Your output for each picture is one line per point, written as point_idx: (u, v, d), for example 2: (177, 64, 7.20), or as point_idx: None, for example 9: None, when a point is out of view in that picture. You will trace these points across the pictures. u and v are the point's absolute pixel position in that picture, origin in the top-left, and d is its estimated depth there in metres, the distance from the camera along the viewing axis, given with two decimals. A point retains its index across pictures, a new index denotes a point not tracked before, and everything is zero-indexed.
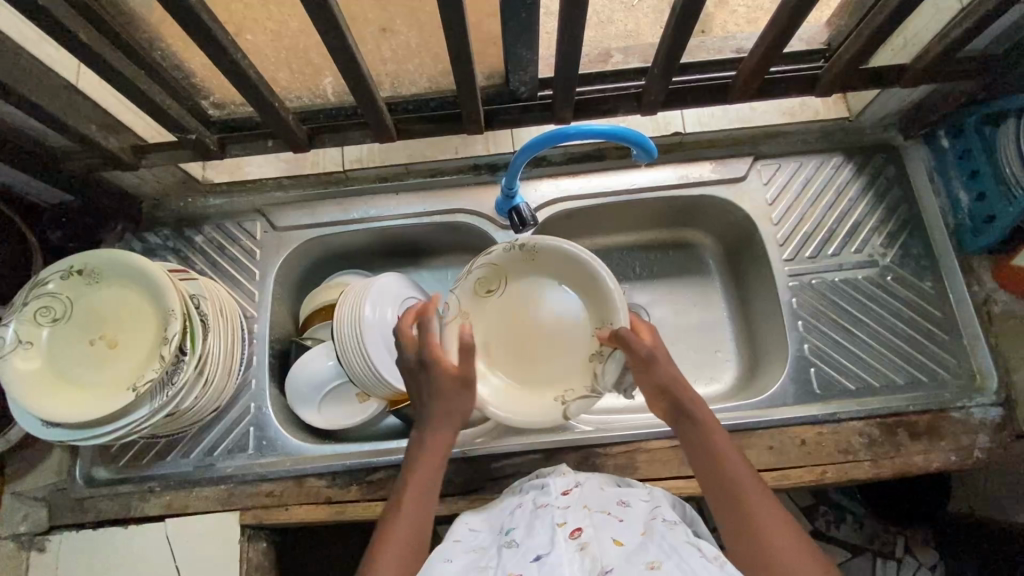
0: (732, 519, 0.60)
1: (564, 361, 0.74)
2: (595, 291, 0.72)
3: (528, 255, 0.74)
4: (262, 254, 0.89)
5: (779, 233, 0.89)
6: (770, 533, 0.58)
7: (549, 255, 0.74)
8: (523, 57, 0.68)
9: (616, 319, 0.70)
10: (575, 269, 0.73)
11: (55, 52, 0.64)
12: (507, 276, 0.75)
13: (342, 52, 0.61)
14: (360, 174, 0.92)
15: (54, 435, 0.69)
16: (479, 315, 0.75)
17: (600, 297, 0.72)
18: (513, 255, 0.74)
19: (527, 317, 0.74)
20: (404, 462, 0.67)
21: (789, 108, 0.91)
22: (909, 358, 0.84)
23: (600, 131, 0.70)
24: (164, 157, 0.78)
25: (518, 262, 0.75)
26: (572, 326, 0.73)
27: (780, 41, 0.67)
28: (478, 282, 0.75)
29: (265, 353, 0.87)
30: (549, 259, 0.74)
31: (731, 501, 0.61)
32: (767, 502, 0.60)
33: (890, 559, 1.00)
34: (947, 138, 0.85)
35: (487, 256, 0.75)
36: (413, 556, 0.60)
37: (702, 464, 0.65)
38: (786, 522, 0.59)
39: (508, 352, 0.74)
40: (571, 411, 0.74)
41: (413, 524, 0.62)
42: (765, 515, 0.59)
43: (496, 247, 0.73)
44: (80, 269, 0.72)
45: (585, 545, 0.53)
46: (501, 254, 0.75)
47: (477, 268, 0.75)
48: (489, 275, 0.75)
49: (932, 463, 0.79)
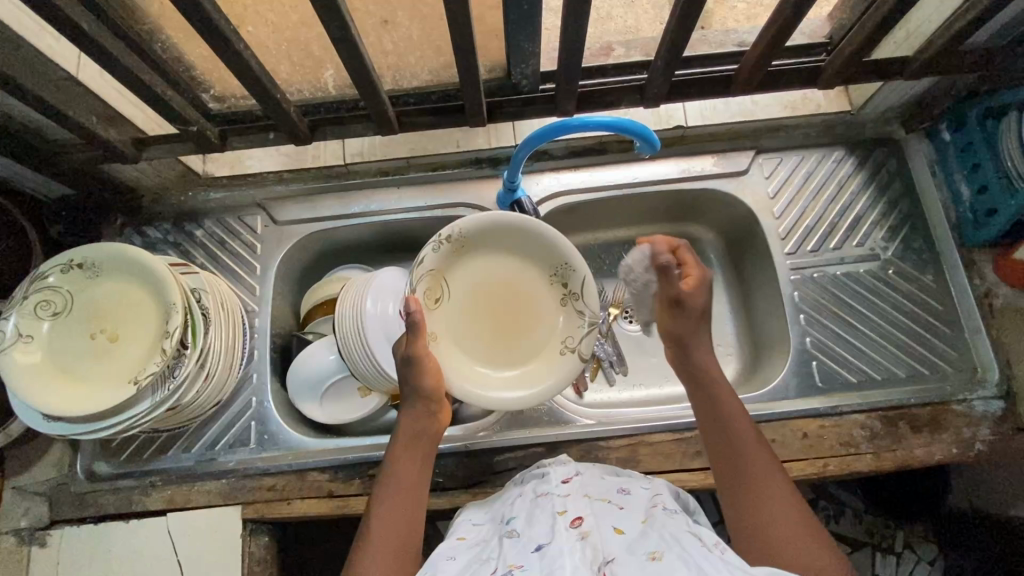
0: (739, 505, 0.60)
1: (542, 321, 0.76)
2: (532, 245, 0.74)
3: (456, 247, 0.73)
4: (262, 249, 0.89)
5: (781, 227, 0.89)
6: (780, 527, 0.57)
7: (474, 237, 0.73)
8: (525, 50, 0.68)
9: (564, 256, 0.73)
10: (507, 236, 0.74)
11: (57, 44, 0.63)
12: (446, 275, 0.73)
13: (346, 42, 0.61)
14: (361, 168, 0.92)
15: (55, 430, 0.68)
16: (446, 321, 0.74)
17: (538, 245, 0.74)
18: (442, 253, 0.72)
19: (493, 295, 0.76)
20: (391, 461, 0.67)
21: (790, 101, 0.90)
22: (911, 352, 0.84)
23: (606, 123, 0.70)
24: (165, 150, 0.77)
25: (451, 257, 0.73)
26: (526, 287, 0.76)
27: (783, 34, 0.67)
28: (424, 294, 0.72)
29: (267, 348, 0.87)
30: (475, 240, 0.74)
31: (742, 491, 0.60)
32: (777, 491, 0.60)
33: (889, 553, 1.00)
34: (948, 130, 0.84)
35: (421, 268, 0.71)
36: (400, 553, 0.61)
37: (717, 449, 0.64)
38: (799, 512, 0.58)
39: (490, 340, 0.75)
40: (585, 350, 0.73)
41: (402, 531, 0.62)
42: (773, 502, 0.59)
43: (426, 253, 0.70)
44: (81, 263, 0.72)
45: (587, 534, 0.52)
46: (433, 258, 0.72)
47: (418, 282, 0.71)
48: (432, 280, 0.72)
49: (934, 456, 0.79)
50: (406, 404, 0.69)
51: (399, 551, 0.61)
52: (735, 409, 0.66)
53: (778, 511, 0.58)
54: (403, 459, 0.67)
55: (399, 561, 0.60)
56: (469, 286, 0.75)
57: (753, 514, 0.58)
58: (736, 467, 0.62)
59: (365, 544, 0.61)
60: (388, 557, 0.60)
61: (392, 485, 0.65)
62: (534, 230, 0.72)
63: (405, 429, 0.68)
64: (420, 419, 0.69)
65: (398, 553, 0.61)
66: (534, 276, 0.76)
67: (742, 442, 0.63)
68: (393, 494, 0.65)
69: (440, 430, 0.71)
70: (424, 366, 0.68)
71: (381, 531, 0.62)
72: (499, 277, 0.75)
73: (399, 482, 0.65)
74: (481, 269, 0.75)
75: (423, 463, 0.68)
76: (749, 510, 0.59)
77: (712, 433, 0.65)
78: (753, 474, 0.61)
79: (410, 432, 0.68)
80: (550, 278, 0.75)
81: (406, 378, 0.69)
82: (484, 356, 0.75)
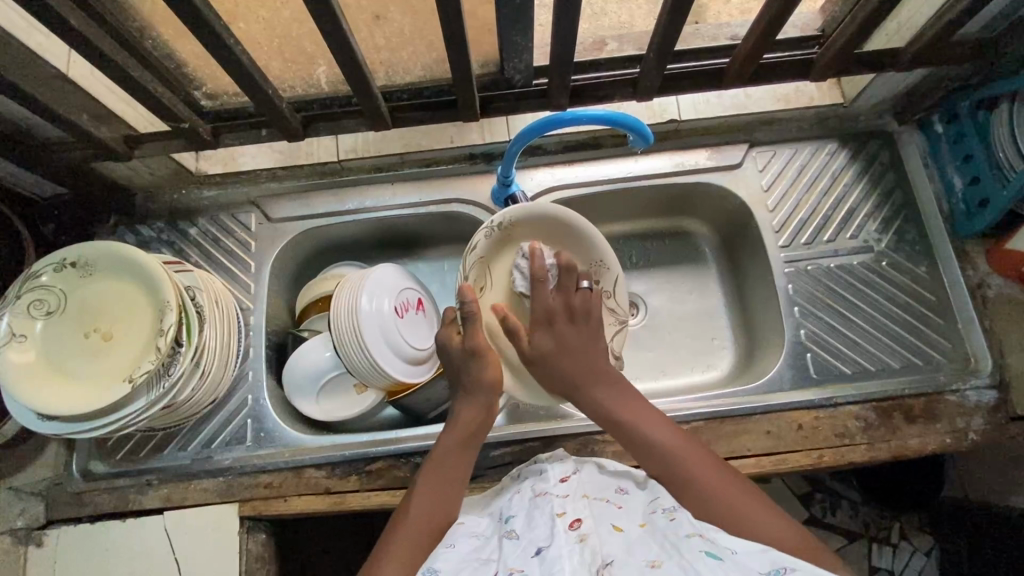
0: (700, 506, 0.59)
1: None
2: (574, 238, 0.76)
3: (507, 235, 0.75)
4: (257, 246, 0.89)
5: (775, 219, 0.89)
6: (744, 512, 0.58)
7: (524, 226, 0.75)
8: (518, 44, 0.68)
9: (599, 253, 0.76)
10: (557, 229, 0.76)
11: (46, 40, 0.63)
12: (496, 264, 0.76)
13: (336, 36, 0.60)
14: (355, 165, 0.92)
15: (50, 429, 0.68)
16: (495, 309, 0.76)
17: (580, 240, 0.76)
18: (493, 241, 0.75)
19: None
20: (437, 448, 0.67)
21: (783, 94, 0.90)
22: (905, 343, 0.84)
23: (599, 116, 0.70)
24: (157, 147, 0.77)
25: (501, 246, 0.76)
26: None
27: (772, 29, 0.67)
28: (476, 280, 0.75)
29: (262, 345, 0.87)
30: (525, 228, 0.76)
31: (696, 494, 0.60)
32: (725, 480, 0.61)
33: (885, 544, 1.01)
34: (941, 123, 0.86)
35: (473, 253, 0.74)
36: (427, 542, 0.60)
37: (655, 463, 0.63)
38: (757, 496, 0.60)
39: None
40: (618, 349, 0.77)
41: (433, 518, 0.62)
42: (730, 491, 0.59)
43: (478, 237, 0.73)
44: (73, 261, 0.71)
45: (586, 537, 0.52)
46: (485, 244, 0.74)
47: (469, 269, 0.74)
48: (481, 267, 0.75)
49: (927, 446, 0.79)
50: (461, 395, 0.70)
51: (430, 539, 0.61)
52: (647, 416, 0.67)
53: (741, 507, 0.58)
54: (448, 449, 0.67)
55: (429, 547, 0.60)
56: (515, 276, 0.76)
57: (716, 513, 0.58)
58: (679, 478, 0.61)
59: (400, 525, 0.61)
60: (419, 543, 0.60)
61: (438, 473, 0.65)
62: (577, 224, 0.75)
63: (462, 419, 0.68)
64: (473, 415, 0.68)
65: (430, 542, 0.60)
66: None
67: (667, 447, 0.63)
68: (437, 480, 0.65)
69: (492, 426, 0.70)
70: (487, 357, 0.69)
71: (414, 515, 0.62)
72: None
73: (441, 470, 0.65)
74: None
75: (467, 455, 0.67)
76: (710, 510, 0.58)
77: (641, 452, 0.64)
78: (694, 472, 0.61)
79: (465, 424, 0.68)
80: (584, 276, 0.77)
81: (466, 370, 0.70)
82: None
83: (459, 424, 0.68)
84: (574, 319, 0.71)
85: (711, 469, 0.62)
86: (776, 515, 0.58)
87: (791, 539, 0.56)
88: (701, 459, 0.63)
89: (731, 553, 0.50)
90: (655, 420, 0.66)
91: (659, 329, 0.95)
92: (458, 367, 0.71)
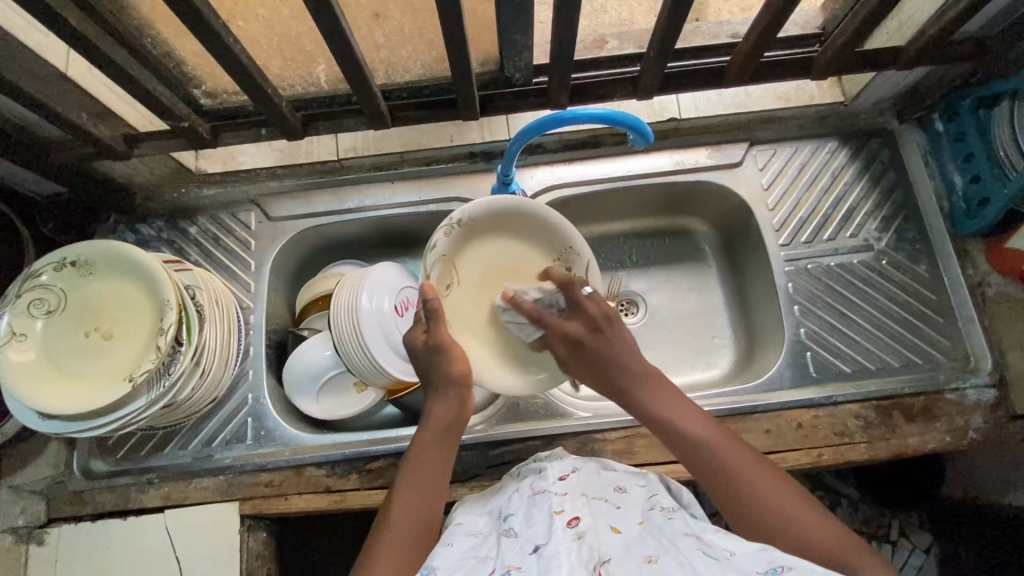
0: (734, 500, 0.60)
1: None
2: (539, 228, 0.74)
3: (466, 230, 0.72)
4: (257, 245, 0.89)
5: (775, 217, 0.89)
6: (780, 507, 0.58)
7: (483, 218, 0.73)
8: (518, 43, 0.67)
9: (565, 238, 0.74)
10: (517, 220, 0.74)
11: (45, 39, 0.63)
12: (457, 261, 0.73)
13: (336, 35, 0.60)
14: (355, 164, 0.92)
15: (50, 428, 0.68)
16: (460, 307, 0.74)
17: (541, 228, 0.74)
18: (454, 237, 0.72)
19: (502, 280, 0.74)
20: (414, 446, 0.67)
21: (784, 92, 0.90)
22: (905, 342, 0.84)
23: (597, 115, 0.70)
24: (156, 146, 0.77)
25: (462, 242, 0.73)
26: (530, 269, 0.75)
27: (771, 29, 0.68)
28: (440, 279, 0.72)
29: (261, 344, 0.87)
30: (485, 222, 0.73)
31: (731, 487, 0.60)
32: (761, 473, 0.61)
33: (884, 542, 1.01)
34: (941, 121, 0.86)
35: (434, 252, 0.71)
36: (416, 542, 0.61)
37: (690, 455, 0.63)
38: (795, 495, 0.59)
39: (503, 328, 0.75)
40: None
41: (418, 518, 0.62)
42: (765, 493, 0.59)
43: (437, 235, 0.70)
44: (73, 261, 0.71)
45: (584, 535, 0.52)
46: (445, 243, 0.71)
47: (432, 268, 0.71)
48: (444, 265, 0.72)
49: (927, 445, 0.79)
50: (434, 392, 0.69)
51: (418, 538, 0.61)
52: (685, 408, 0.66)
53: (777, 501, 0.58)
54: (425, 447, 0.67)
55: (418, 546, 0.61)
56: (480, 271, 0.74)
57: (753, 508, 0.58)
58: (713, 473, 0.62)
59: (386, 528, 0.61)
60: (406, 542, 0.60)
61: (418, 471, 0.65)
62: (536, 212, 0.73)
63: (436, 416, 0.68)
64: (447, 411, 0.69)
65: (417, 540, 0.61)
66: (539, 260, 0.75)
67: (705, 439, 0.63)
68: (417, 479, 0.65)
69: (465, 420, 0.71)
70: (452, 351, 0.68)
71: (399, 517, 0.62)
72: (507, 262, 0.75)
73: (422, 468, 0.65)
74: (489, 253, 0.74)
75: (445, 450, 0.67)
76: (747, 505, 0.59)
77: (677, 442, 0.64)
78: (728, 464, 0.61)
79: (439, 420, 0.68)
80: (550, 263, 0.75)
81: (434, 368, 0.69)
82: (490, 350, 0.74)
83: (436, 421, 0.68)
84: (602, 330, 0.70)
85: (747, 463, 0.61)
86: (811, 510, 0.58)
87: (826, 535, 0.56)
88: (741, 457, 0.62)
89: (728, 552, 0.50)
90: (693, 411, 0.66)
91: (659, 327, 0.95)
92: (427, 367, 0.70)
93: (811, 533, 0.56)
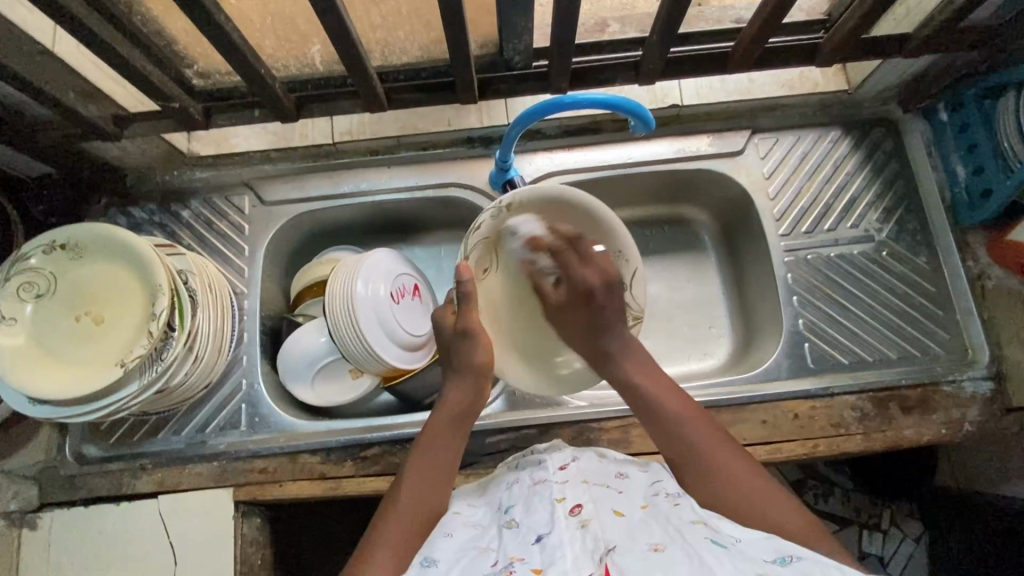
0: (706, 480, 0.60)
1: None
2: (581, 219, 0.72)
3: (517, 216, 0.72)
4: (251, 230, 0.88)
5: (776, 208, 0.88)
6: (751, 490, 0.59)
7: (538, 206, 0.71)
8: (518, 25, 0.66)
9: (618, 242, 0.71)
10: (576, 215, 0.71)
11: (29, 14, 0.61)
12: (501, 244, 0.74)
13: (331, 14, 0.59)
14: (347, 148, 0.90)
15: (41, 413, 0.68)
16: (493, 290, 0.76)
17: (595, 225, 0.72)
18: (501, 221, 0.72)
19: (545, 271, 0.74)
20: (425, 429, 0.67)
21: (787, 79, 0.88)
22: (902, 334, 0.84)
23: (597, 100, 0.68)
24: (147, 128, 0.76)
25: (510, 226, 0.73)
26: None
27: (779, 11, 0.65)
28: (477, 260, 0.74)
29: (256, 329, 0.86)
30: (538, 209, 0.72)
31: (704, 468, 0.61)
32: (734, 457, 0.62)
33: (876, 531, 1.01)
34: (946, 110, 0.84)
35: (476, 234, 0.72)
36: (417, 528, 0.60)
37: (665, 434, 0.64)
38: (766, 482, 0.60)
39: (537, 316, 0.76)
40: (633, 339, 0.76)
41: (420, 504, 0.62)
42: (738, 471, 0.60)
43: (482, 219, 0.71)
44: (63, 244, 0.70)
45: (587, 523, 0.52)
46: (490, 225, 0.72)
47: (471, 249, 0.73)
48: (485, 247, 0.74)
49: (922, 436, 0.79)
50: (452, 375, 0.70)
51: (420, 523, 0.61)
52: (664, 387, 0.67)
53: (749, 484, 0.59)
54: (436, 431, 0.67)
55: (420, 534, 0.60)
56: (520, 259, 0.75)
57: (725, 490, 0.59)
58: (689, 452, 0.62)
59: (390, 511, 0.61)
60: (408, 527, 0.60)
61: (426, 456, 0.65)
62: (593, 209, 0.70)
63: (450, 401, 0.69)
64: (463, 397, 0.69)
65: (419, 527, 0.60)
66: None
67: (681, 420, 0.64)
68: (425, 464, 0.64)
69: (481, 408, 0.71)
70: (478, 338, 0.70)
71: (403, 501, 0.62)
72: None
73: (429, 452, 0.65)
74: (538, 243, 0.74)
75: (456, 435, 0.67)
76: (719, 486, 0.59)
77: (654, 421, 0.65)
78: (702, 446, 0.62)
79: (454, 405, 0.68)
80: None
81: (456, 350, 0.70)
82: (517, 333, 0.76)
83: (452, 405, 0.68)
84: (609, 288, 0.70)
85: (721, 446, 0.62)
86: (781, 495, 0.59)
87: (795, 520, 0.57)
88: (715, 439, 0.63)
89: (735, 539, 0.51)
90: (673, 390, 0.67)
91: (659, 317, 0.95)
92: (450, 346, 0.71)
93: (780, 516, 0.57)
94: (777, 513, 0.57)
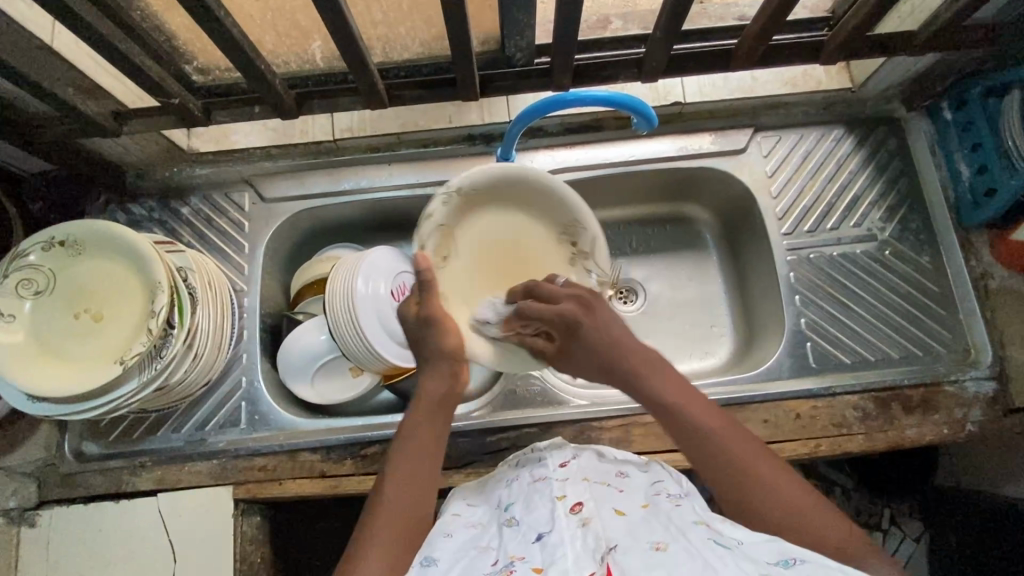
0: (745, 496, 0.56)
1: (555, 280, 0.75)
2: (545, 201, 0.73)
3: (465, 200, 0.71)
4: (251, 227, 0.88)
5: (779, 206, 0.87)
6: (792, 501, 0.55)
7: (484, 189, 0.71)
8: (520, 22, 0.66)
9: (570, 212, 0.72)
10: (526, 193, 0.72)
11: (29, 9, 0.61)
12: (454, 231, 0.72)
13: (333, 10, 0.58)
14: (350, 145, 0.89)
15: (40, 411, 0.67)
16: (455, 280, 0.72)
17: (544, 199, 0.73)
18: (452, 206, 0.71)
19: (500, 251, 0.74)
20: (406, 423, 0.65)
21: (789, 77, 0.87)
22: (905, 334, 0.84)
23: (601, 97, 0.68)
24: (145, 124, 0.75)
25: (460, 211, 0.72)
26: (535, 241, 0.74)
27: (783, 9, 0.65)
28: (435, 250, 0.71)
29: (256, 327, 0.86)
30: (484, 193, 0.72)
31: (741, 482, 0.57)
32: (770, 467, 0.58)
33: (876, 530, 1.00)
34: (949, 110, 0.84)
35: (430, 222, 0.70)
36: (409, 527, 0.58)
37: (698, 450, 0.60)
38: (804, 488, 0.57)
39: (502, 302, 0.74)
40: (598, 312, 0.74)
41: (409, 501, 0.59)
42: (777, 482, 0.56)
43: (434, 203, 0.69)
44: (62, 241, 0.69)
45: (588, 521, 0.52)
46: (443, 211, 0.70)
47: (427, 238, 0.70)
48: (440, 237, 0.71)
49: (924, 436, 0.79)
50: (427, 365, 0.67)
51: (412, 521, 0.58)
52: (691, 398, 0.62)
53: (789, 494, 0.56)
54: (417, 422, 0.64)
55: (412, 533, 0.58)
56: (477, 243, 0.73)
57: (767, 505, 0.55)
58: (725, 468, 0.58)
59: (378, 512, 0.58)
60: (399, 526, 0.57)
61: (410, 450, 0.62)
62: (541, 180, 0.71)
63: (428, 391, 0.66)
64: (441, 385, 0.66)
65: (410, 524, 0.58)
66: (542, 233, 0.74)
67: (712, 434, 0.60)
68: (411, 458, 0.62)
69: (460, 395, 0.68)
70: (444, 326, 0.67)
71: (390, 500, 0.59)
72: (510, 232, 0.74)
73: (412, 445, 0.63)
74: (489, 226, 0.73)
75: (438, 424, 0.65)
76: (759, 501, 0.56)
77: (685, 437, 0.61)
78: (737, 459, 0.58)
79: (432, 395, 0.66)
80: (559, 237, 0.74)
81: (427, 338, 0.67)
82: None
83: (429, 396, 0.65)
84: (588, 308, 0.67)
85: (756, 455, 0.58)
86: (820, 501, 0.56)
87: (838, 529, 0.54)
88: (751, 448, 0.59)
89: (738, 541, 0.50)
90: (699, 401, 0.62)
91: (659, 315, 0.94)
92: (418, 336, 0.68)
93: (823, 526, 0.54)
94: (820, 523, 0.54)
